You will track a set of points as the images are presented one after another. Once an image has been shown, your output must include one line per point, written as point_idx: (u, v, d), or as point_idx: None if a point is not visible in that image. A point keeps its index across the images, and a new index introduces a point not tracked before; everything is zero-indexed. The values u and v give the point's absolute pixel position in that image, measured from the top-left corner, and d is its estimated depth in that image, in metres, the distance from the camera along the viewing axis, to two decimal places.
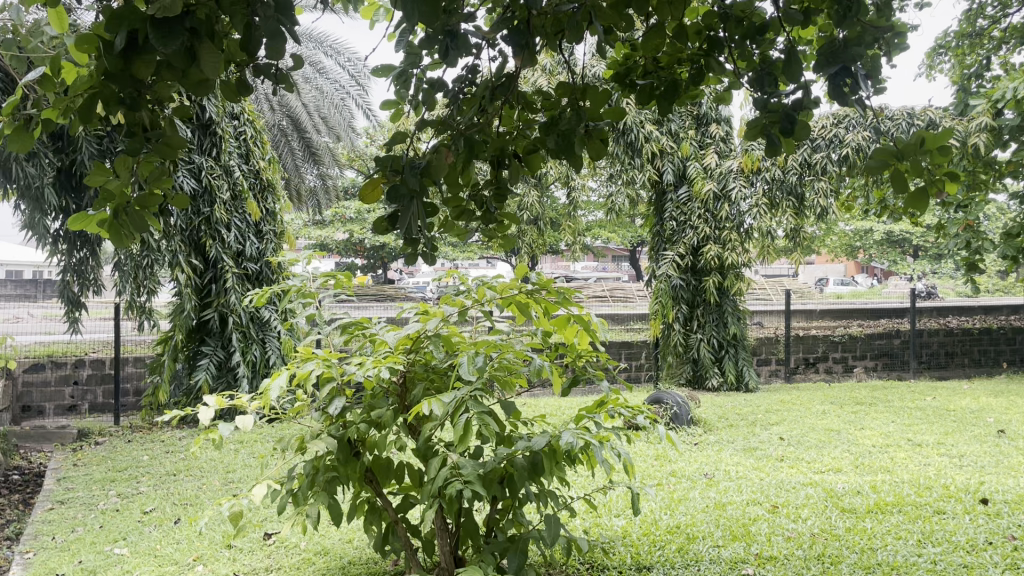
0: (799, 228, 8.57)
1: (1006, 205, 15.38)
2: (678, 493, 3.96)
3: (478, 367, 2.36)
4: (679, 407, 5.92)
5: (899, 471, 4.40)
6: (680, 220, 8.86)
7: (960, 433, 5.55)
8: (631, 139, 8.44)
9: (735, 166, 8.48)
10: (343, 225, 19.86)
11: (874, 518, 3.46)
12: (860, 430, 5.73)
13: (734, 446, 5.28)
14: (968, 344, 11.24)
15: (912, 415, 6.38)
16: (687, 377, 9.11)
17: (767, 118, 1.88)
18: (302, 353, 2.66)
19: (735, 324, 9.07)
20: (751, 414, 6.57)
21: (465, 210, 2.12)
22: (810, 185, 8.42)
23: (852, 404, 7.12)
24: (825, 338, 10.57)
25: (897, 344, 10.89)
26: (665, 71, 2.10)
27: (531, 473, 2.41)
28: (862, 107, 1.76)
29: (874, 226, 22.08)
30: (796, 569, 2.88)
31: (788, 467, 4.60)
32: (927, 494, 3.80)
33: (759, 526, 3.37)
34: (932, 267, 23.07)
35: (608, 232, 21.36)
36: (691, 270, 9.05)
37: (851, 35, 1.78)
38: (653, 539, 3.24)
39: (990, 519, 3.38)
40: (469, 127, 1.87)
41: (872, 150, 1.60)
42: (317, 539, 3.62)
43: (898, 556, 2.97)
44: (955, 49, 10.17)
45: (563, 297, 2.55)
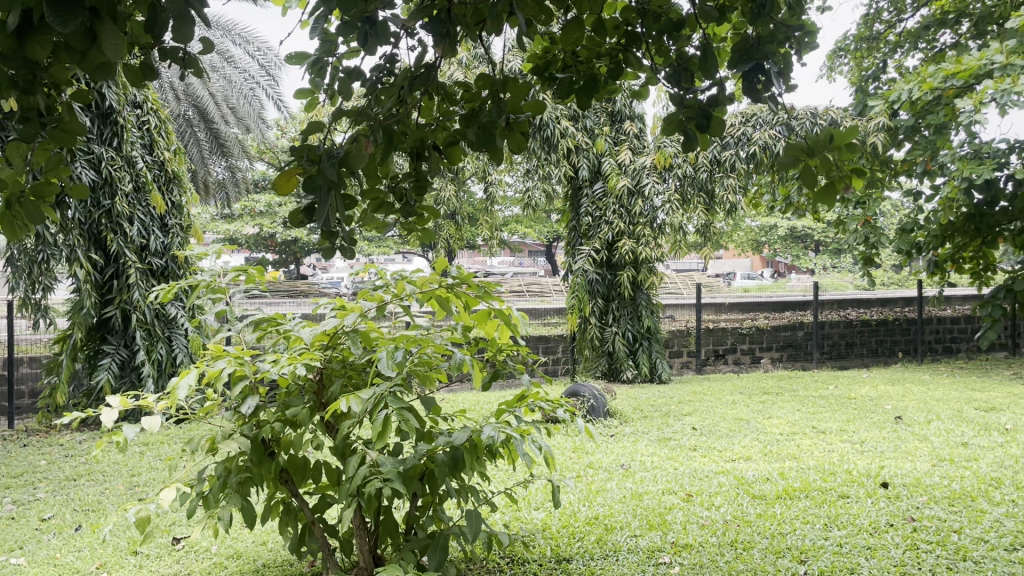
0: (710, 223, 8.80)
1: (897, 203, 16.28)
2: (596, 485, 4.00)
3: (398, 362, 2.32)
4: (596, 399, 5.96)
5: (806, 458, 4.56)
6: (596, 216, 8.95)
7: (860, 420, 5.80)
8: (547, 135, 8.40)
9: (648, 163, 8.60)
10: (252, 219, 19.30)
11: (782, 504, 3.58)
12: (767, 419, 5.92)
13: (649, 436, 5.39)
14: (866, 335, 11.71)
15: (816, 404, 6.64)
16: (602, 369, 9.24)
17: (684, 113, 1.93)
18: (211, 350, 2.55)
19: (649, 317, 9.26)
20: (664, 405, 6.71)
21: (384, 203, 2.07)
22: (720, 181, 8.63)
23: (760, 394, 7.35)
24: (733, 330, 10.95)
25: (801, 336, 11.36)
26: (583, 65, 2.09)
27: (451, 469, 2.37)
28: (775, 104, 1.85)
29: (779, 222, 23.08)
30: (711, 556, 2.95)
31: (701, 456, 4.72)
32: (832, 479, 3.96)
33: (674, 515, 3.44)
34: (831, 263, 24.13)
35: (523, 227, 21.61)
36: (606, 265, 9.17)
37: (764, 33, 1.85)
38: (571, 531, 3.26)
39: (890, 502, 3.54)
40: (387, 118, 1.83)
41: (783, 147, 1.66)
42: (229, 543, 3.52)
43: (806, 540, 3.07)
44: (853, 52, 10.66)
45: (483, 290, 2.52)
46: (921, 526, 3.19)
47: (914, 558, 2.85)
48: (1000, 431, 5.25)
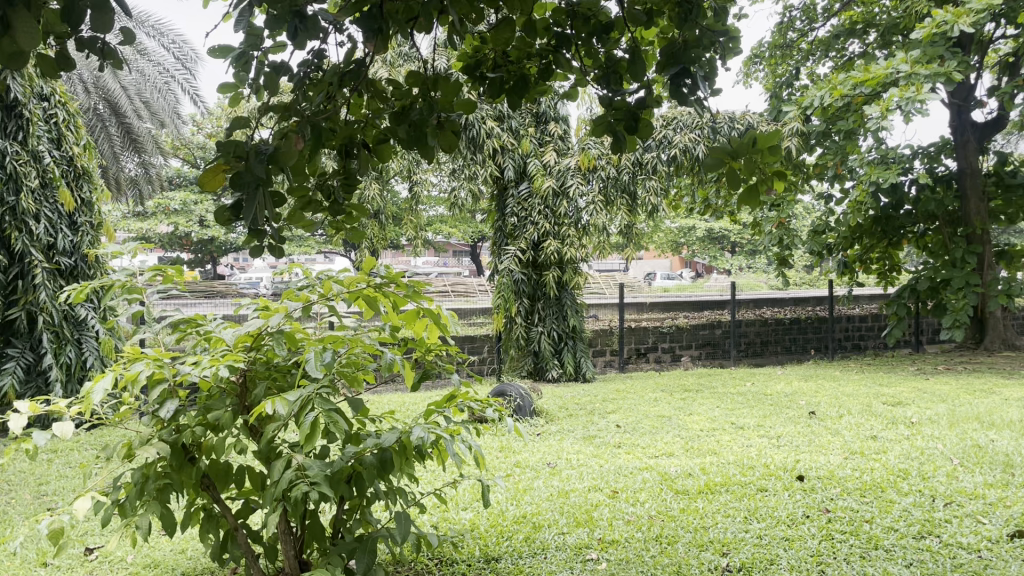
0: (632, 225, 8.92)
1: (808, 206, 16.92)
2: (523, 484, 4.02)
3: (326, 363, 2.27)
4: (522, 398, 5.99)
5: (725, 453, 4.68)
6: (521, 216, 8.98)
7: (777, 416, 5.99)
8: (473, 135, 8.39)
9: (572, 164, 8.65)
10: (167, 217, 18.67)
11: (705, 498, 3.67)
12: (688, 416, 6.07)
13: (575, 434, 5.45)
14: (780, 333, 12.08)
15: (735, 400, 6.83)
16: (528, 369, 9.29)
17: (614, 115, 1.97)
18: (128, 352, 2.44)
19: (574, 317, 9.36)
20: (589, 403, 6.78)
21: (312, 201, 2.03)
22: (642, 183, 8.75)
23: (681, 391, 7.52)
24: (654, 329, 11.18)
25: (719, 334, 11.69)
26: (514, 66, 2.08)
27: (379, 471, 2.34)
28: (702, 108, 1.89)
29: (697, 224, 23.82)
30: (637, 551, 3.00)
31: (625, 453, 4.80)
32: (751, 473, 4.08)
33: (601, 511, 3.49)
34: (747, 264, 24.84)
35: (447, 226, 21.57)
36: (531, 265, 9.20)
37: (691, 38, 1.90)
38: (500, 530, 3.26)
39: (806, 494, 3.67)
40: (316, 115, 1.79)
41: (707, 149, 1.74)
42: (146, 552, 3.40)
43: (727, 533, 3.16)
44: (768, 59, 10.99)
45: (412, 290, 2.50)
46: (836, 517, 3.31)
47: (830, 548, 2.96)
48: (906, 424, 5.50)
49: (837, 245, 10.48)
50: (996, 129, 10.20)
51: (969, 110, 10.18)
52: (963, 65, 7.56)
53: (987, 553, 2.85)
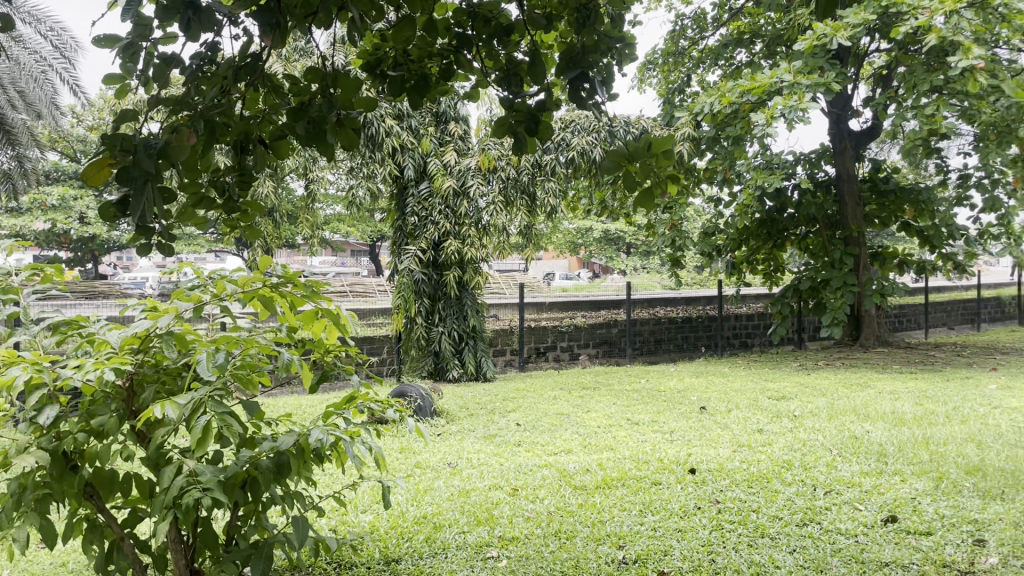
0: (531, 225, 9.02)
1: (699, 210, 17.54)
2: (424, 484, 4.01)
3: (219, 365, 2.21)
4: (423, 399, 5.94)
5: (621, 449, 4.80)
6: (421, 216, 8.93)
7: (670, 412, 6.18)
8: (372, 133, 8.29)
9: (473, 164, 8.68)
10: (44, 214, 17.59)
11: (601, 493, 3.75)
12: (586, 413, 6.18)
13: (476, 434, 5.46)
14: (673, 332, 12.44)
15: (631, 397, 7.02)
16: (428, 370, 9.22)
17: (513, 116, 2.00)
18: (2, 355, 2.29)
19: (474, 316, 9.37)
20: (489, 402, 6.81)
21: (205, 198, 1.97)
22: (541, 185, 8.83)
23: (580, 389, 7.66)
24: (553, 328, 11.33)
25: (615, 333, 11.95)
26: (415, 64, 2.08)
27: (276, 475, 2.28)
28: (599, 111, 1.93)
29: (594, 226, 24.40)
30: (536, 547, 3.04)
31: (525, 450, 4.85)
32: (646, 468, 4.20)
33: (501, 509, 3.51)
34: (642, 265, 25.52)
35: (344, 226, 21.26)
36: (431, 265, 9.14)
37: (588, 43, 1.96)
38: (400, 531, 3.25)
39: (697, 487, 3.81)
40: (210, 109, 1.75)
41: (607, 152, 1.90)
42: (22, 567, 3.20)
43: (623, 526, 3.24)
44: (662, 66, 11.32)
45: (310, 289, 2.45)
46: (725, 508, 3.45)
47: (720, 537, 3.07)
48: (789, 417, 5.78)
49: (726, 247, 10.93)
50: (870, 138, 10.82)
51: (846, 119, 10.71)
52: (840, 76, 8.00)
53: (863, 538, 3.02)
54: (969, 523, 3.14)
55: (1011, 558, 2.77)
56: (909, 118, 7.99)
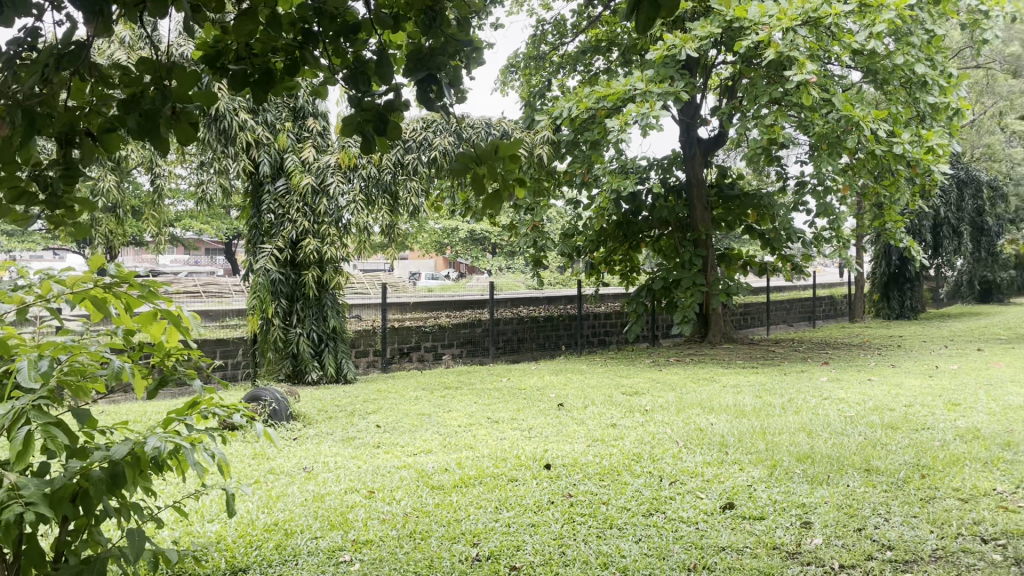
0: (393, 225, 8.96)
1: (561, 211, 17.97)
2: (276, 490, 3.89)
3: (43, 372, 2.05)
4: (278, 403, 5.73)
5: (480, 447, 4.85)
6: (278, 214, 8.64)
7: (529, 409, 6.30)
8: (224, 127, 7.99)
9: (332, 162, 8.55)
10: None
11: (458, 491, 3.77)
12: (447, 412, 6.19)
13: (333, 437, 5.35)
14: (535, 331, 12.60)
15: (492, 395, 7.10)
16: (286, 372, 8.86)
17: (362, 115, 2.00)
18: None
19: (334, 317, 9.16)
20: (349, 404, 6.71)
21: (25, 192, 1.85)
22: (403, 184, 8.86)
23: (441, 389, 7.65)
24: (417, 328, 11.25)
25: (479, 332, 11.94)
26: (259, 58, 2.01)
27: (109, 486, 2.14)
28: (447, 113, 1.96)
29: (460, 225, 24.50)
30: (390, 549, 3.02)
31: (384, 452, 4.80)
32: (503, 465, 4.25)
33: (356, 513, 3.46)
34: (506, 265, 25.83)
35: (197, 223, 20.37)
36: (289, 264, 8.87)
37: (436, 45, 1.96)
38: (249, 540, 3.14)
39: (551, 482, 3.90)
40: (30, 100, 1.65)
41: (456, 154, 1.93)
42: None
43: (478, 523, 3.27)
44: (524, 69, 11.52)
45: (147, 291, 2.29)
46: (577, 501, 3.55)
47: (571, 530, 3.16)
48: (641, 411, 6.02)
49: (585, 248, 11.23)
50: (718, 145, 11.40)
51: (695, 127, 11.25)
52: (689, 86, 8.42)
53: (702, 525, 3.20)
54: (798, 507, 3.37)
55: (833, 538, 3.00)
56: (751, 127, 8.48)
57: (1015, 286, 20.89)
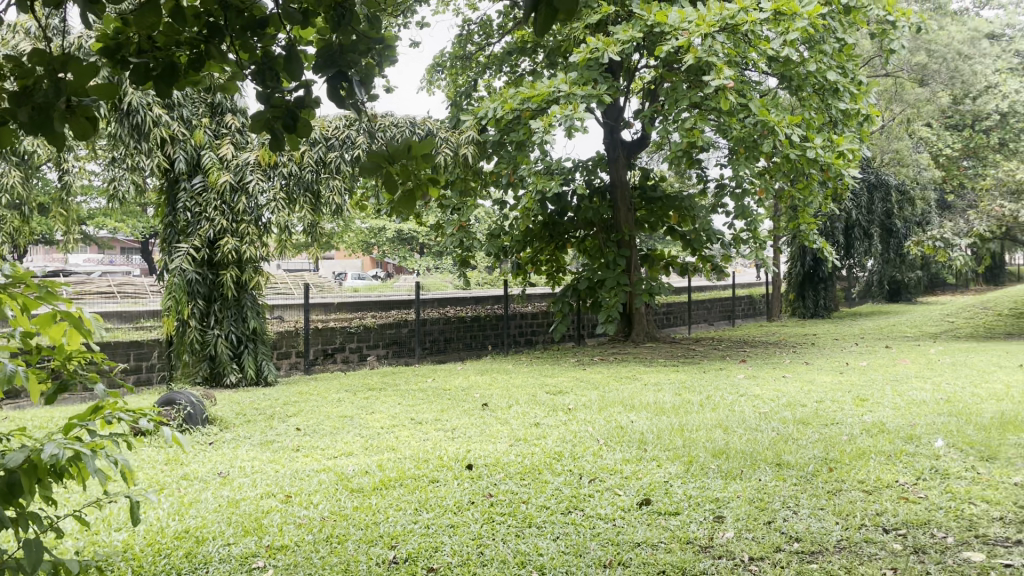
0: (316, 223, 8.91)
1: (488, 212, 17.99)
2: (189, 497, 3.78)
3: None
4: (193, 406, 5.57)
5: (402, 448, 4.81)
6: (195, 212, 8.39)
7: (452, 409, 6.28)
8: (137, 122, 7.75)
9: (252, 159, 8.39)
10: None
11: (378, 494, 3.73)
12: (369, 414, 6.12)
13: (251, 441, 5.23)
14: (462, 331, 12.54)
15: (415, 396, 7.05)
16: (203, 375, 8.59)
17: (271, 113, 1.97)
18: None
19: (254, 318, 8.93)
20: (268, 407, 6.57)
21: None
22: (325, 182, 8.84)
23: (364, 390, 7.56)
24: (341, 329, 11.08)
25: (405, 333, 11.82)
26: (161, 51, 1.93)
27: (3, 496, 2.03)
28: (359, 111, 1.95)
29: (387, 225, 24.30)
30: (306, 554, 2.97)
31: (303, 456, 4.71)
32: (424, 466, 4.23)
33: (271, 518, 3.39)
34: (434, 265, 25.72)
35: (112, 221, 19.68)
36: (207, 264, 8.63)
37: (347, 41, 1.95)
38: (157, 549, 3.05)
39: (472, 482, 3.89)
40: None
41: (367, 153, 1.91)
42: None
43: (397, 526, 3.24)
44: (450, 68, 11.50)
45: (45, 291, 2.18)
46: (497, 500, 3.56)
47: (490, 530, 3.17)
48: (564, 410, 6.07)
49: (512, 248, 11.26)
50: (640, 148, 11.59)
51: (619, 130, 11.42)
52: (613, 89, 8.56)
53: (619, 521, 3.24)
54: (711, 501, 3.46)
55: (743, 531, 3.08)
56: (672, 131, 8.64)
57: (922, 286, 21.90)
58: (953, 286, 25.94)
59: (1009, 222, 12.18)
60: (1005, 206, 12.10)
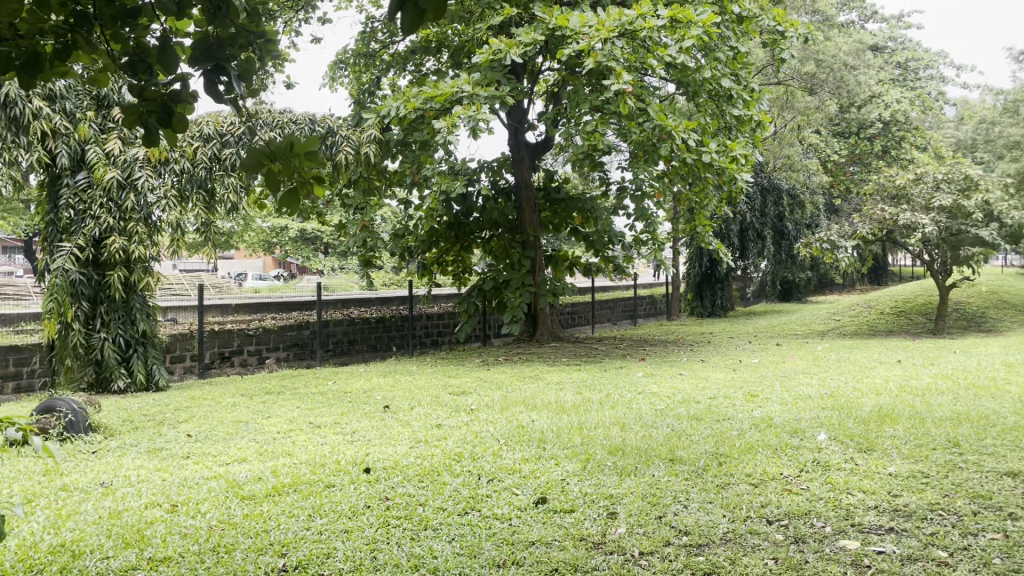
0: (210, 222, 8.68)
1: (394, 211, 17.84)
2: (67, 509, 3.59)
3: None
4: (75, 414, 5.29)
5: (298, 453, 4.70)
6: (79, 209, 7.96)
7: (353, 412, 6.19)
8: (15, 114, 7.30)
9: (141, 155, 8.09)
10: None
11: (271, 501, 3.64)
12: (266, 419, 5.96)
13: (138, 449, 5.02)
14: (366, 332, 12.33)
15: (315, 399, 6.91)
16: (88, 381, 8.19)
17: (145, 107, 1.90)
18: None
19: (144, 321, 8.57)
20: (158, 413, 6.32)
21: None
22: (220, 180, 8.61)
23: (261, 394, 7.36)
24: (239, 331, 10.72)
25: (306, 335, 11.59)
26: (25, 40, 1.84)
27: None
28: (237, 106, 1.90)
29: (290, 223, 23.76)
30: (190, 565, 2.86)
31: (193, 463, 4.55)
32: (320, 471, 4.15)
33: (155, 529, 3.26)
34: (338, 265, 25.30)
35: None
36: (92, 264, 8.20)
37: (224, 35, 1.91)
38: (29, 565, 2.88)
39: (370, 486, 3.84)
40: None
41: (246, 150, 1.85)
42: None
43: (288, 533, 3.16)
44: (353, 65, 11.34)
45: None
46: (393, 504, 3.52)
47: (384, 534, 3.13)
48: (466, 411, 6.06)
49: (417, 248, 11.18)
50: (545, 150, 11.71)
51: (523, 131, 11.51)
52: (516, 91, 8.62)
53: (515, 521, 3.26)
54: (606, 498, 3.52)
55: (635, 526, 3.15)
56: (574, 133, 8.75)
57: (811, 286, 22.93)
58: (840, 286, 27.27)
59: (890, 225, 12.88)
60: (885, 210, 12.79)
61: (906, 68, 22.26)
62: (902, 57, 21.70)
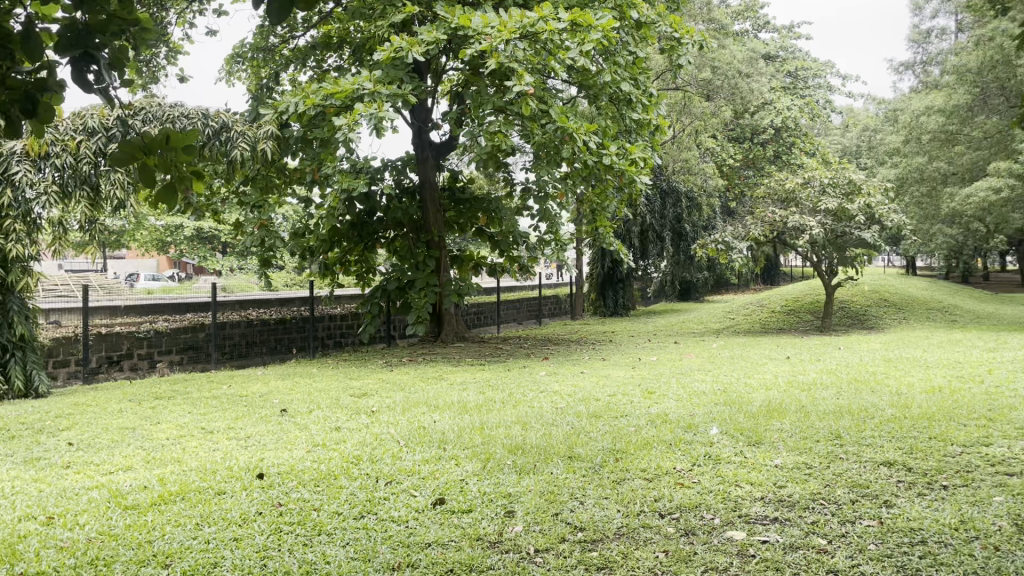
0: (95, 219, 8.22)
1: (294, 211, 17.43)
2: None
3: None
4: None
5: (188, 460, 4.53)
6: None
7: (248, 417, 6.01)
8: None
9: (18, 149, 7.66)
10: None
11: (156, 510, 3.49)
12: (155, 425, 5.72)
13: (13, 460, 4.73)
14: (265, 334, 12.02)
15: (208, 404, 6.68)
16: None
17: (7, 95, 1.82)
18: None
19: (23, 324, 8.02)
20: (38, 421, 5.98)
21: None
22: (106, 176, 8.14)
23: (151, 400, 7.06)
24: (129, 334, 10.29)
25: (201, 337, 11.21)
26: None
27: None
28: (107, 96, 1.82)
29: (185, 222, 22.90)
30: None
31: (73, 473, 4.31)
32: (211, 478, 4.01)
33: (27, 543, 3.08)
34: (237, 265, 24.55)
35: None
36: None
37: (94, 21, 1.82)
38: None
39: (262, 492, 3.74)
40: None
41: (119, 142, 1.75)
42: None
43: (173, 543, 3.04)
44: (251, 60, 11.01)
45: None
46: (286, 510, 3.43)
47: (275, 541, 3.05)
48: (367, 413, 5.98)
49: (318, 248, 10.96)
50: (448, 150, 11.67)
51: (427, 131, 11.44)
52: (418, 90, 8.58)
53: (412, 523, 3.23)
54: (504, 497, 3.53)
55: (532, 525, 3.16)
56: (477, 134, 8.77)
57: (708, 285, 23.69)
58: (735, 286, 28.27)
59: (780, 227, 13.41)
60: (776, 212, 13.33)
61: (795, 77, 23.20)
62: (792, 67, 22.64)
